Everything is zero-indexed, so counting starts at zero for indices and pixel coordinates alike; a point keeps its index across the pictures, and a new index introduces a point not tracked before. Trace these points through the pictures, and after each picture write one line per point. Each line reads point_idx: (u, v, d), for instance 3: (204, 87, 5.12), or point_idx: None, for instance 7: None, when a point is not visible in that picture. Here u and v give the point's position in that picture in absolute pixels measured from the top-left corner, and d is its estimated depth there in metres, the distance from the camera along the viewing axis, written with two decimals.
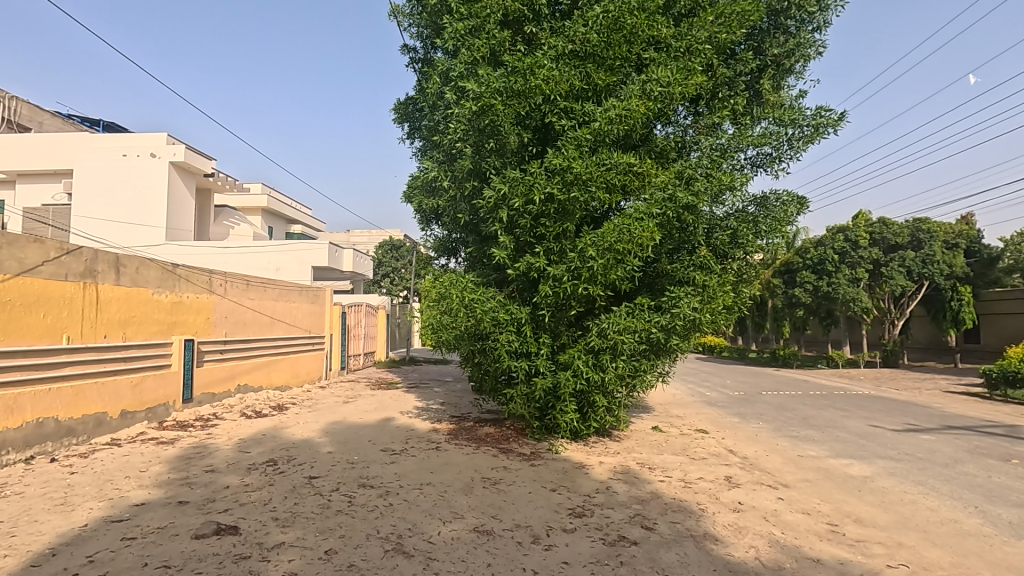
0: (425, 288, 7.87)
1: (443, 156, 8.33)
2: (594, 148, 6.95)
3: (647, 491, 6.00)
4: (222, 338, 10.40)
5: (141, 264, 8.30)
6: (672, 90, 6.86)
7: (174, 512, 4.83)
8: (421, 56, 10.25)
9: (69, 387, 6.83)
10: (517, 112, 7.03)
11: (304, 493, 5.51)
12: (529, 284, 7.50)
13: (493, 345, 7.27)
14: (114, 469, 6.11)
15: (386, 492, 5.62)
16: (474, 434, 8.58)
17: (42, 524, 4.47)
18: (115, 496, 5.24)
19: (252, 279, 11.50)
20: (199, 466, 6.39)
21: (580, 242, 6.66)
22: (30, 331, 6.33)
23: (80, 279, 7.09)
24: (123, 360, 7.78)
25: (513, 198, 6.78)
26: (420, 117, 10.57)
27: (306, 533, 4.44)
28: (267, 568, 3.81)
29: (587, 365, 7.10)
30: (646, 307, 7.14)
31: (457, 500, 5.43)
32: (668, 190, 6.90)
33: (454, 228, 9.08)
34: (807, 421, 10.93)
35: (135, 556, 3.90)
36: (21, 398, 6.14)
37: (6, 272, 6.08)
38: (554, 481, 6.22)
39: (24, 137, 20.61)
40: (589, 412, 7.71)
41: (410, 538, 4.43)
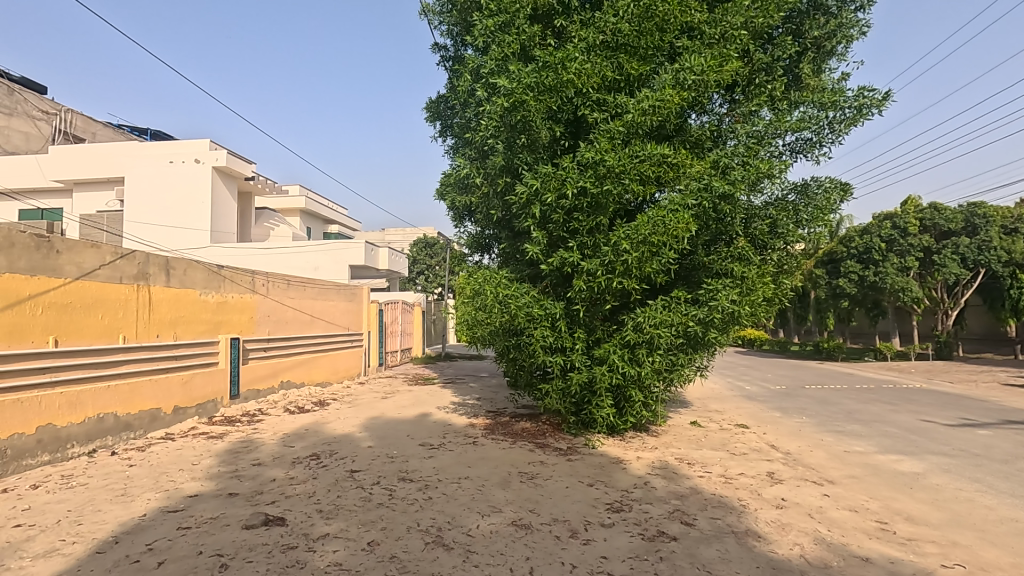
0: (460, 285, 8.01)
1: (475, 153, 8.36)
2: (627, 140, 6.86)
3: (687, 486, 5.92)
4: (265, 335, 10.77)
5: (188, 266, 8.64)
6: (706, 78, 6.74)
7: (224, 504, 5.04)
8: (452, 54, 10.31)
9: (124, 385, 7.18)
10: (549, 107, 6.99)
11: (346, 485, 5.67)
12: (563, 280, 7.49)
13: (528, 340, 7.31)
14: (169, 462, 6.42)
15: (425, 486, 5.72)
16: (510, 429, 8.63)
17: (104, 513, 4.74)
18: (170, 487, 5.50)
19: (292, 279, 11.88)
20: (247, 460, 6.64)
21: (614, 236, 6.59)
22: (89, 332, 6.70)
23: (133, 282, 7.45)
24: (174, 359, 8.15)
25: (546, 193, 6.78)
26: (451, 115, 10.65)
27: (349, 525, 4.57)
28: (313, 557, 3.94)
29: (623, 359, 7.05)
30: (683, 300, 7.03)
31: (495, 494, 5.49)
32: (703, 181, 6.78)
33: (487, 225, 9.13)
34: (853, 416, 10.56)
35: (190, 545, 4.09)
36: (82, 395, 6.52)
37: (67, 276, 6.43)
38: (591, 476, 6.22)
39: (78, 148, 21.56)
40: (625, 407, 7.67)
41: (449, 530, 4.51)
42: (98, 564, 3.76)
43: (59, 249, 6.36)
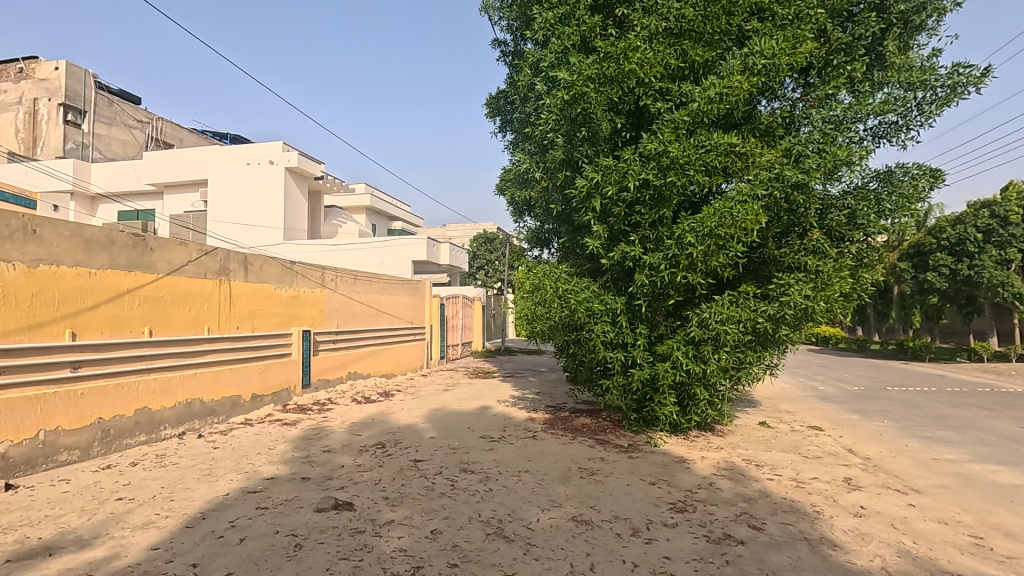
0: (519, 280, 8.14)
1: (535, 147, 8.34)
2: (692, 130, 6.64)
3: (755, 489, 5.68)
4: (334, 328, 11.26)
5: (264, 262, 9.14)
6: (778, 62, 6.41)
7: (298, 487, 5.33)
8: (512, 49, 10.32)
9: (209, 373, 7.71)
10: (610, 98, 6.86)
11: (410, 474, 5.85)
12: (624, 274, 7.36)
13: (588, 335, 7.23)
14: (248, 446, 6.85)
15: (486, 478, 5.80)
16: (569, 424, 8.61)
17: (192, 491, 5.12)
18: (250, 470, 5.87)
19: (359, 274, 12.34)
20: (318, 446, 6.98)
21: (678, 229, 6.41)
22: (178, 323, 7.25)
23: (216, 277, 7.97)
24: (252, 349, 8.68)
25: (607, 185, 6.67)
26: (511, 110, 10.68)
27: (413, 512, 4.71)
28: (380, 542, 4.10)
29: (687, 356, 6.85)
30: (751, 295, 6.74)
31: (555, 488, 5.49)
32: (774, 170, 6.44)
33: (547, 219, 9.10)
34: (943, 421, 9.77)
35: (268, 524, 4.36)
36: (173, 381, 7.08)
37: (159, 272, 6.97)
38: (653, 475, 6.09)
39: (167, 154, 23.27)
40: (689, 405, 7.45)
41: (510, 523, 4.56)
42: (188, 538, 4.08)
43: (152, 247, 6.89)
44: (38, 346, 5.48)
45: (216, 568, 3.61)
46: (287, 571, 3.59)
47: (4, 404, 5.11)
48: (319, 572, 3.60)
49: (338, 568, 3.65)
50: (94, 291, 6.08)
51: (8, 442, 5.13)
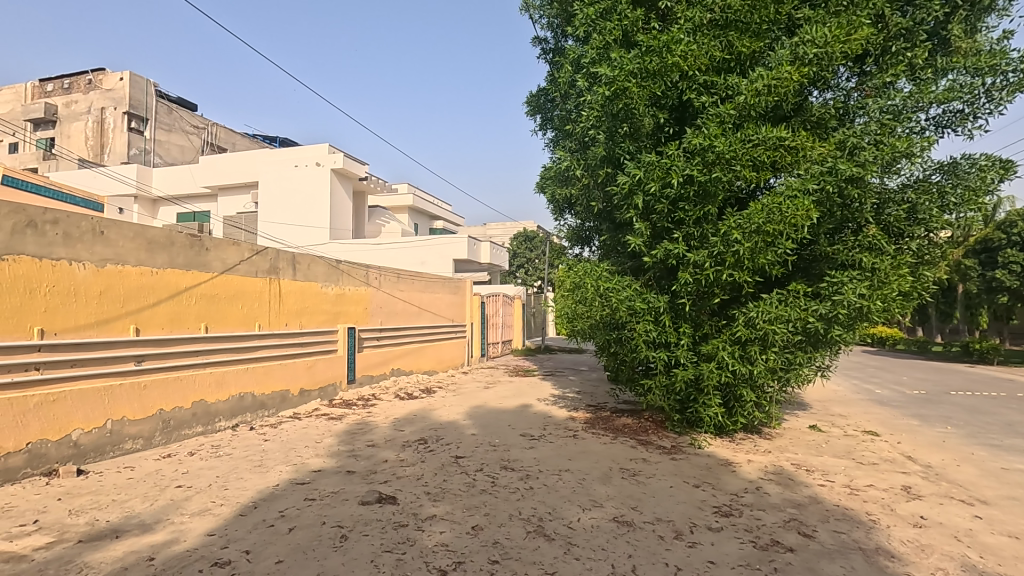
0: (560, 278, 8.17)
1: (575, 145, 8.28)
2: (739, 124, 6.45)
3: (805, 495, 5.48)
4: (378, 325, 11.51)
5: (312, 260, 9.43)
6: (831, 51, 6.14)
7: (344, 480, 5.48)
8: (552, 46, 10.27)
9: (260, 367, 8.02)
10: (653, 93, 6.73)
11: (452, 470, 5.92)
12: (667, 272, 7.22)
13: (630, 334, 7.14)
14: (297, 439, 7.09)
15: (526, 476, 5.81)
16: (611, 424, 8.52)
17: (245, 481, 5.34)
18: (298, 462, 6.08)
19: (402, 272, 12.57)
20: (363, 441, 7.16)
21: (724, 225, 6.24)
22: (232, 320, 7.57)
23: (267, 276, 8.28)
24: (300, 345, 8.97)
25: (649, 182, 6.55)
26: (551, 108, 10.64)
27: (454, 508, 4.77)
28: (422, 536, 4.17)
29: (733, 357, 6.67)
30: (801, 294, 6.50)
31: (596, 488, 5.45)
32: (827, 163, 6.18)
33: (588, 217, 9.02)
34: (1014, 429, 9.16)
35: (316, 515, 4.50)
36: (227, 375, 7.40)
37: (214, 271, 7.30)
38: (697, 477, 5.96)
39: (219, 158, 24.21)
40: (735, 407, 7.25)
41: (550, 521, 4.55)
42: (241, 525, 4.26)
43: (208, 247, 7.21)
44: (105, 341, 5.83)
45: (266, 555, 3.75)
46: (334, 561, 3.70)
47: (76, 394, 5.46)
48: (364, 563, 3.69)
49: (382, 560, 3.73)
50: (155, 289, 6.42)
51: (80, 430, 5.48)
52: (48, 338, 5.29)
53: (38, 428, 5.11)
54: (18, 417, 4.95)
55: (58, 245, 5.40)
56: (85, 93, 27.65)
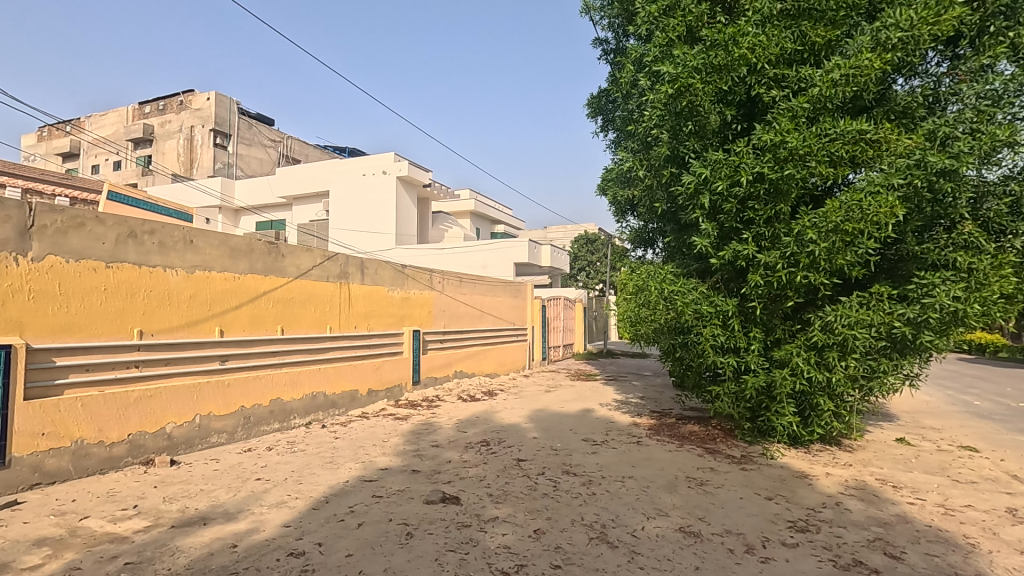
0: (622, 281, 8.00)
1: (638, 145, 8.12)
2: (814, 117, 6.11)
3: (892, 513, 5.09)
4: (441, 328, 11.77)
5: (378, 265, 9.76)
6: (918, 33, 5.72)
7: (409, 479, 5.63)
8: (613, 47, 10.15)
9: (331, 368, 8.40)
10: (719, 88, 6.52)
11: (514, 473, 5.95)
12: (736, 274, 6.93)
13: (696, 339, 6.89)
14: (365, 437, 7.36)
15: (589, 481, 5.74)
16: (676, 431, 8.27)
17: (318, 476, 5.60)
18: (367, 459, 6.31)
19: (464, 276, 12.78)
20: (427, 441, 7.33)
21: (798, 224, 5.93)
22: (306, 323, 7.97)
23: (337, 281, 8.66)
24: (368, 347, 9.31)
25: (716, 181, 6.33)
26: (613, 108, 10.52)
27: (516, 511, 4.78)
28: (485, 537, 4.21)
29: (809, 363, 6.31)
30: (885, 297, 6.06)
31: (661, 497, 5.31)
32: (915, 156, 5.74)
33: (651, 218, 8.82)
34: None
35: (383, 511, 4.65)
36: (301, 375, 7.80)
37: (289, 276, 7.71)
38: (770, 489, 5.67)
39: (294, 169, 25.61)
40: (812, 416, 6.85)
41: (613, 528, 4.47)
42: (314, 519, 4.46)
43: (284, 253, 7.63)
44: (194, 341, 6.29)
45: (337, 548, 3.91)
46: (400, 557, 3.81)
47: (169, 391, 5.93)
48: (428, 560, 3.78)
49: (446, 559, 3.80)
50: (237, 293, 6.87)
51: (172, 424, 5.95)
52: (146, 338, 5.78)
53: (137, 421, 5.59)
54: (121, 410, 5.43)
55: (154, 253, 5.89)
56: (178, 113, 30.10)
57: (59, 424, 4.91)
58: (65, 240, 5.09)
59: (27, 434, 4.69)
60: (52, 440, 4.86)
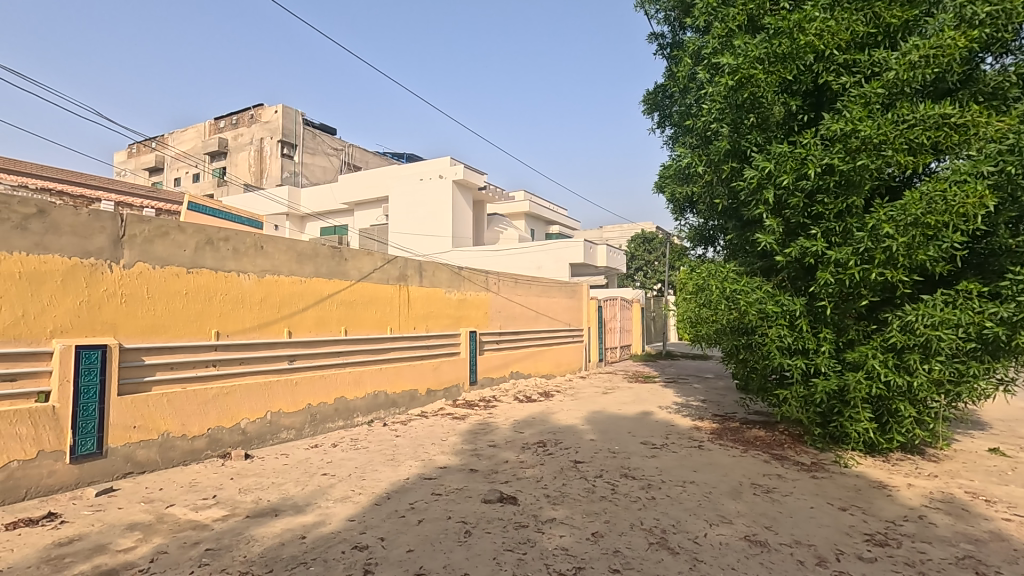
0: (681, 281, 7.84)
1: (696, 140, 7.87)
2: (889, 104, 5.74)
3: (984, 530, 4.68)
4: (497, 329, 11.87)
5: (435, 267, 9.96)
6: (1010, 6, 5.32)
7: (468, 478, 5.71)
8: (670, 41, 9.91)
9: (391, 368, 8.65)
10: (783, 78, 6.24)
11: (571, 475, 5.91)
12: (804, 272, 6.60)
13: (761, 340, 6.60)
14: (424, 436, 7.52)
15: (648, 485, 5.62)
16: (741, 436, 7.95)
17: (380, 473, 5.78)
18: (426, 458, 6.45)
19: (519, 277, 12.83)
20: (485, 441, 7.40)
21: (872, 218, 5.58)
22: (367, 324, 8.25)
23: (396, 283, 8.90)
24: (426, 348, 9.53)
25: (781, 175, 6.06)
26: (670, 104, 10.26)
27: (574, 513, 4.75)
28: (542, 538, 4.20)
29: (887, 366, 5.91)
30: (974, 294, 5.60)
31: (724, 503, 5.12)
32: (1008, 140, 5.27)
33: (711, 215, 8.53)
34: None
35: (442, 509, 4.74)
36: (363, 375, 8.07)
37: (351, 279, 8.00)
38: (844, 499, 5.35)
39: (355, 176, 26.57)
40: (890, 423, 6.41)
41: (674, 534, 4.36)
42: (376, 514, 4.61)
43: (347, 257, 7.93)
44: (265, 342, 6.65)
45: (399, 543, 4.02)
46: (459, 555, 3.86)
47: (243, 388, 6.30)
48: (486, 559, 3.81)
49: (504, 558, 3.83)
50: (304, 296, 7.20)
51: (246, 420, 6.31)
52: (222, 338, 6.16)
53: (216, 416, 5.96)
54: (201, 406, 5.82)
55: (229, 259, 6.26)
56: (249, 127, 31.92)
57: (147, 418, 5.31)
58: (151, 248, 5.50)
59: (121, 426, 5.10)
60: (142, 433, 5.26)
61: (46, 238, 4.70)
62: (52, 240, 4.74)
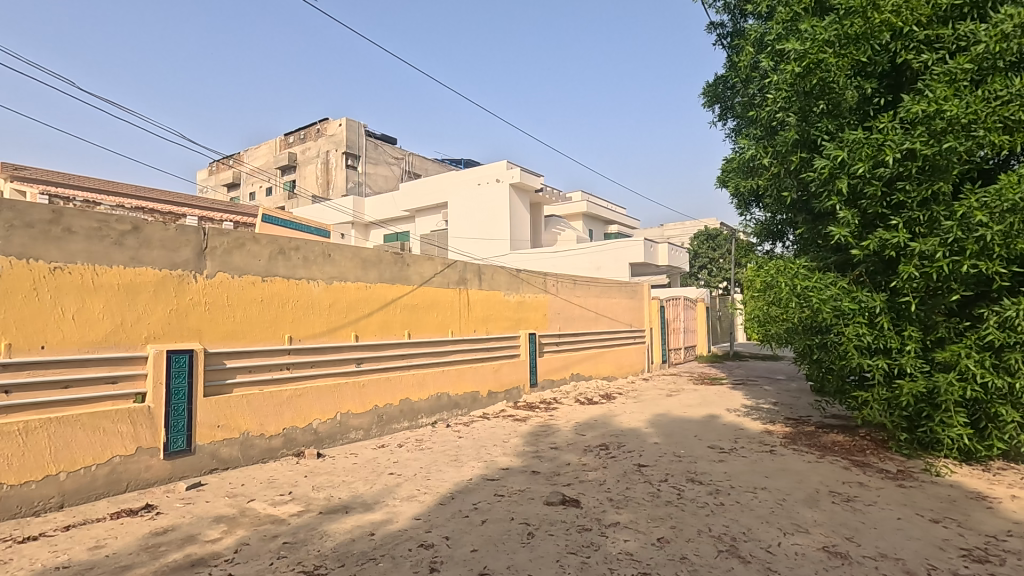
0: (747, 278, 7.50)
1: (760, 131, 7.54)
2: (979, 81, 5.29)
3: None
4: (557, 330, 11.84)
5: (494, 271, 10.06)
6: None
7: (530, 479, 5.73)
8: (730, 30, 9.55)
9: (453, 370, 8.82)
10: (856, 60, 5.88)
11: (635, 478, 5.80)
12: (885, 265, 6.17)
13: (837, 340, 6.20)
14: (486, 438, 7.61)
15: (716, 490, 5.43)
16: (817, 441, 7.53)
17: (444, 473, 5.90)
18: (489, 459, 6.53)
19: (578, 279, 12.73)
20: (546, 443, 7.40)
21: (962, 205, 5.13)
22: (429, 327, 8.45)
23: (456, 287, 9.06)
24: (487, 350, 9.65)
25: (855, 163, 5.70)
26: (731, 95, 9.88)
27: (638, 517, 4.66)
28: (606, 542, 4.15)
29: (984, 366, 5.42)
30: None
31: (799, 511, 4.87)
32: None
33: (778, 209, 8.14)
34: None
35: (505, 510, 4.77)
36: (426, 377, 8.27)
37: (413, 284, 8.21)
38: (937, 511, 4.95)
39: (415, 183, 27.25)
40: (989, 428, 5.87)
41: (745, 542, 4.18)
42: (441, 513, 4.70)
43: (408, 262, 8.16)
44: (334, 345, 6.94)
45: (463, 543, 4.09)
46: (522, 556, 3.88)
47: (315, 390, 6.61)
48: (550, 561, 3.81)
49: (567, 561, 3.81)
50: (370, 300, 7.48)
51: (318, 420, 6.62)
52: (295, 342, 6.49)
53: (290, 416, 6.29)
54: (277, 407, 6.15)
55: (300, 267, 6.60)
56: (316, 140, 33.48)
57: (229, 417, 5.68)
58: (230, 258, 5.88)
59: (207, 425, 5.48)
60: (225, 432, 5.63)
61: (139, 252, 5.13)
62: (144, 254, 5.17)
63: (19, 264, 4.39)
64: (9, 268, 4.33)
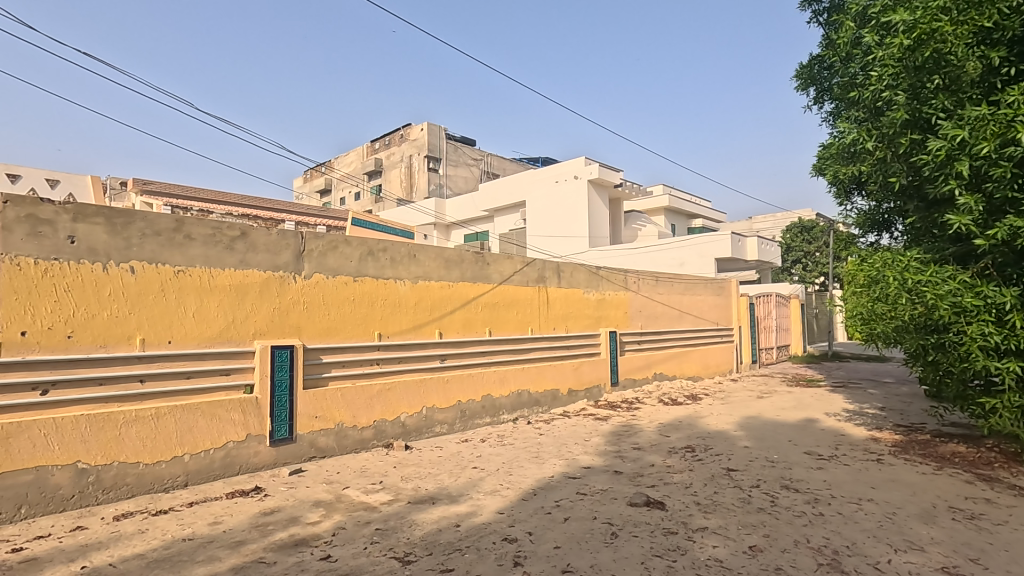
0: (849, 273, 6.96)
1: (863, 113, 6.95)
2: None
3: None
4: (638, 328, 11.57)
5: (573, 268, 10.00)
6: None
7: (612, 479, 5.66)
8: (827, 5, 8.87)
9: (533, 368, 8.88)
10: (979, 27, 5.24)
11: (723, 483, 5.55)
12: (1016, 257, 5.48)
13: (958, 339, 5.59)
14: (568, 436, 7.60)
15: (814, 500, 5.08)
16: (933, 451, 6.84)
17: (526, 469, 5.96)
18: (570, 457, 6.52)
19: (660, 275, 12.37)
20: (629, 443, 7.26)
21: None
22: (510, 324, 8.56)
23: (535, 285, 9.11)
24: (566, 348, 9.62)
25: (978, 142, 5.11)
26: (829, 76, 9.18)
27: (728, 523, 4.47)
28: (692, 547, 4.01)
29: None
30: None
31: (913, 527, 4.45)
32: None
33: (885, 197, 7.46)
34: None
35: (587, 509, 4.75)
36: (507, 374, 8.40)
37: (493, 282, 8.35)
38: None
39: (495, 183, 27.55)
40: None
41: (849, 557, 3.89)
42: (524, 509, 4.76)
43: (489, 261, 8.30)
44: (419, 342, 7.22)
45: (546, 539, 4.11)
46: (606, 556, 3.84)
47: (402, 384, 6.90)
48: (635, 563, 3.74)
49: (653, 564, 3.73)
50: (452, 299, 7.69)
51: (405, 413, 6.91)
52: (384, 339, 6.82)
53: (380, 409, 6.62)
54: (368, 400, 6.50)
55: (387, 267, 6.91)
56: (399, 146, 34.91)
57: (326, 409, 6.06)
58: (325, 260, 6.28)
59: (306, 416, 5.89)
60: (322, 422, 6.02)
61: (247, 256, 5.60)
62: (251, 258, 5.64)
63: (150, 268, 4.94)
64: (142, 272, 4.89)
